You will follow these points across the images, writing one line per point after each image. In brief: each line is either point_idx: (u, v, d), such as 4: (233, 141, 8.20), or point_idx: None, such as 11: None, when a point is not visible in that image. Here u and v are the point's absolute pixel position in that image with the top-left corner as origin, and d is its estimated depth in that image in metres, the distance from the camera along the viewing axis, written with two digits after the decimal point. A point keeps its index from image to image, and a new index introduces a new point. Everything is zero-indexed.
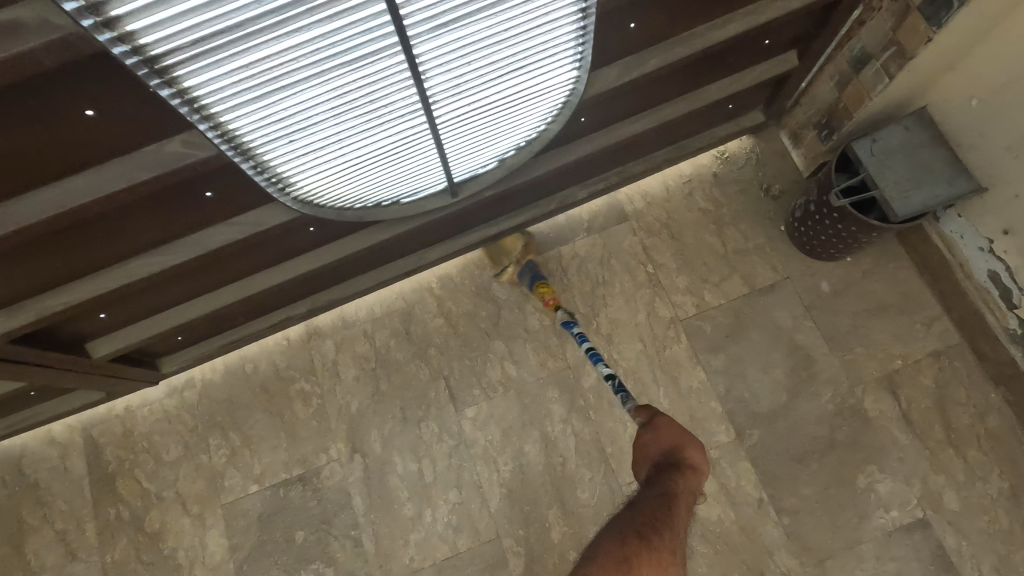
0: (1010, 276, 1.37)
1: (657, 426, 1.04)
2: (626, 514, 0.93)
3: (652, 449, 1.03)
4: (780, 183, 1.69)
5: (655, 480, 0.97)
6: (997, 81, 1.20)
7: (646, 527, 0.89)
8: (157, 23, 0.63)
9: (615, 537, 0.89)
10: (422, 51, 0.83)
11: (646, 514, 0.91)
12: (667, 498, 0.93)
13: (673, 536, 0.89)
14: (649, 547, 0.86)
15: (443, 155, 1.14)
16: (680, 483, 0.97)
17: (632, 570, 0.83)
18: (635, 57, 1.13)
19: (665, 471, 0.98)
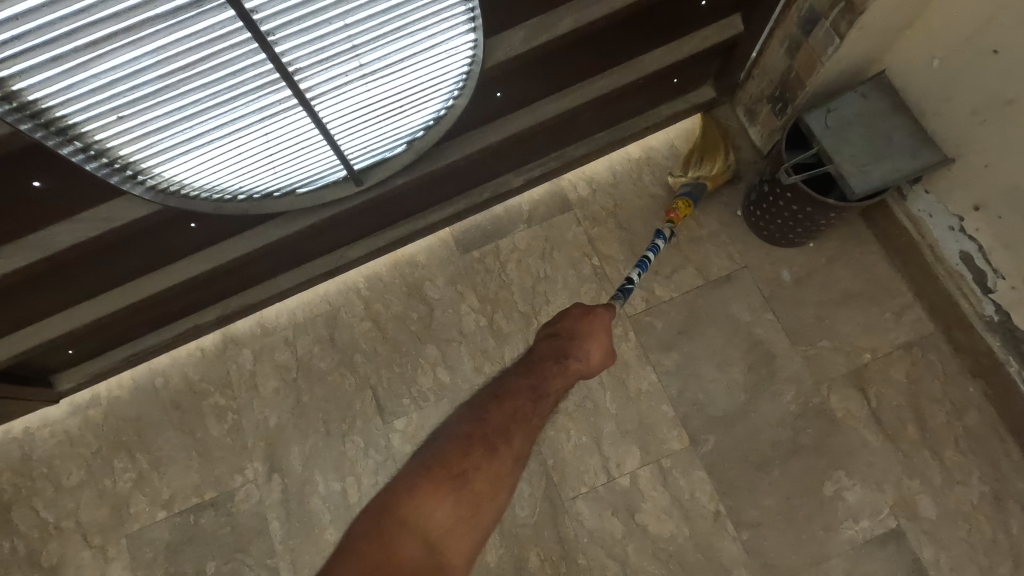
0: (983, 257, 1.24)
1: (567, 317, 1.03)
2: (489, 399, 0.92)
3: (552, 324, 1.03)
4: (737, 164, 1.54)
5: (537, 367, 0.97)
6: (958, 37, 1.06)
7: (495, 419, 0.88)
8: None
9: (462, 424, 0.88)
10: (256, 3, 0.71)
11: (503, 404, 0.91)
12: (533, 393, 0.93)
13: (525, 431, 0.89)
14: (491, 438, 0.85)
15: (331, 138, 1.00)
16: (565, 375, 0.97)
17: (466, 479, 0.79)
18: (543, 19, 1.00)
19: (547, 362, 0.97)
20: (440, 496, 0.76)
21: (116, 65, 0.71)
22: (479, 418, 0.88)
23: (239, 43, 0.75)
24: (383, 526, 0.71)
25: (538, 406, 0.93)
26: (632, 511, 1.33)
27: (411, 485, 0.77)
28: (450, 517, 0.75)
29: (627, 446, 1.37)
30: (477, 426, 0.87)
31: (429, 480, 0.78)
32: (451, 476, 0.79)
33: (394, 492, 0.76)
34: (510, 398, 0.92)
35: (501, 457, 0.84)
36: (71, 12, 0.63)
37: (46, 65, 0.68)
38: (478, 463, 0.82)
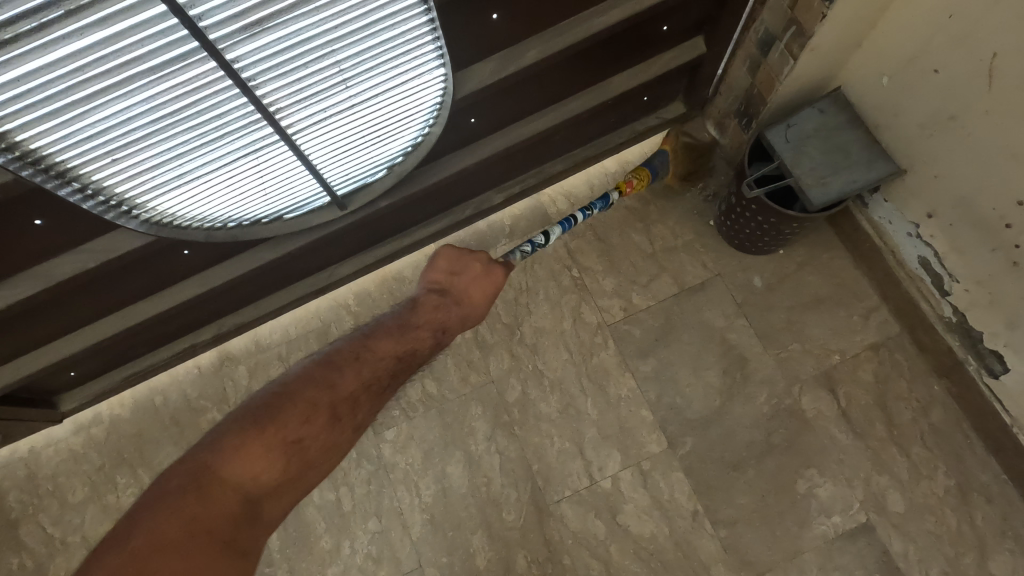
0: (939, 261, 1.30)
1: (446, 280, 1.14)
2: (337, 354, 0.98)
3: (430, 278, 1.16)
4: (709, 175, 1.61)
5: (404, 329, 1.06)
6: (903, 56, 1.13)
7: (345, 381, 0.95)
8: None
9: (304, 378, 0.93)
10: (236, 54, 0.77)
11: (351, 365, 0.97)
12: (388, 357, 1.01)
13: (376, 394, 0.97)
14: (333, 400, 0.92)
15: (313, 168, 1.07)
16: (429, 339, 1.07)
17: (246, 434, 0.83)
18: (510, 51, 1.07)
19: (423, 326, 1.08)
20: (263, 453, 0.82)
21: (108, 115, 0.77)
22: (319, 376, 0.93)
23: (222, 90, 0.81)
24: (189, 493, 0.75)
25: (399, 367, 1.02)
26: (614, 512, 1.38)
27: (230, 443, 0.81)
28: (253, 472, 0.81)
29: (609, 450, 1.42)
30: (322, 383, 0.93)
31: (256, 438, 0.83)
32: (281, 436, 0.85)
33: (214, 448, 0.80)
34: (358, 358, 0.99)
35: (339, 418, 0.91)
36: (67, 73, 0.69)
37: (45, 119, 0.74)
38: (317, 429, 0.88)
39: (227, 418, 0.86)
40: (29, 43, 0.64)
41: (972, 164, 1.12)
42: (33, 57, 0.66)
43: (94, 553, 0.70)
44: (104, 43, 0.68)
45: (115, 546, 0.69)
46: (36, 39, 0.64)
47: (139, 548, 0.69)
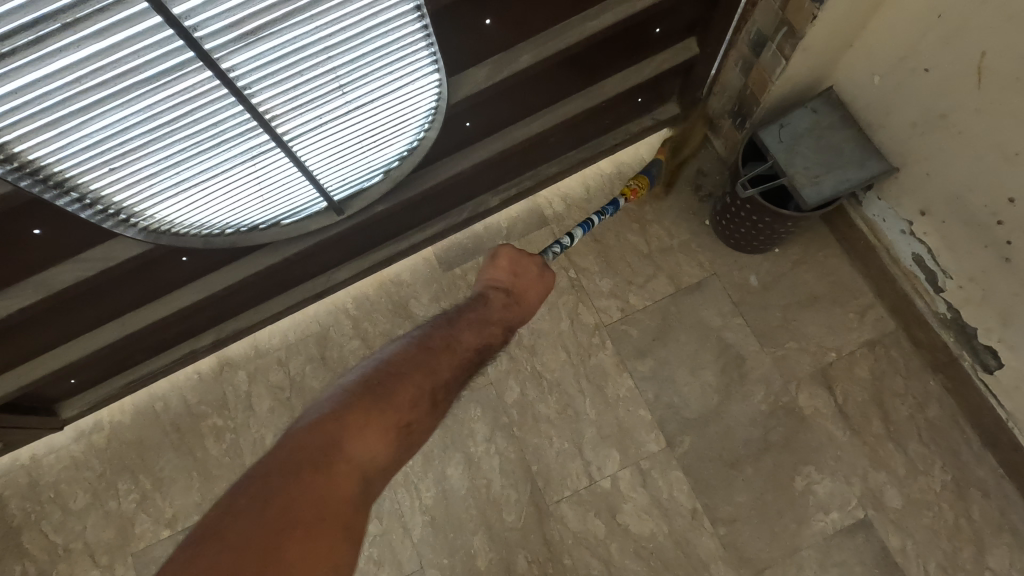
0: (933, 258, 1.31)
1: (512, 278, 1.16)
2: (427, 344, 1.00)
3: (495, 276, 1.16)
4: (704, 175, 1.62)
5: (472, 322, 1.08)
6: (894, 56, 1.13)
7: (439, 369, 0.97)
8: None
9: (403, 361, 0.95)
10: (232, 62, 0.78)
11: (441, 354, 0.99)
12: (464, 352, 1.03)
13: (458, 385, 0.99)
14: (421, 385, 0.92)
15: (309, 173, 1.07)
16: (492, 335, 1.09)
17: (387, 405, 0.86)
18: (503, 56, 1.08)
19: (494, 322, 1.10)
20: (379, 430, 0.83)
21: (106, 125, 0.78)
22: (416, 361, 0.95)
23: (218, 98, 0.82)
24: (309, 467, 0.75)
25: (471, 360, 1.03)
26: (614, 511, 1.39)
27: (348, 418, 0.82)
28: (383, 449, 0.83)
29: (607, 450, 1.43)
30: (412, 369, 0.94)
31: (375, 417, 0.84)
32: (388, 414, 0.86)
33: (337, 420, 0.81)
34: (441, 347, 1.00)
35: (434, 403, 0.92)
36: (64, 84, 0.70)
37: (43, 130, 0.74)
38: (419, 412, 0.89)
39: (347, 390, 0.87)
40: (27, 56, 0.65)
41: (963, 163, 1.13)
42: (31, 69, 0.67)
43: (207, 517, 0.72)
44: (100, 54, 0.68)
45: (256, 508, 0.71)
46: (34, 52, 0.65)
47: (271, 513, 0.71)
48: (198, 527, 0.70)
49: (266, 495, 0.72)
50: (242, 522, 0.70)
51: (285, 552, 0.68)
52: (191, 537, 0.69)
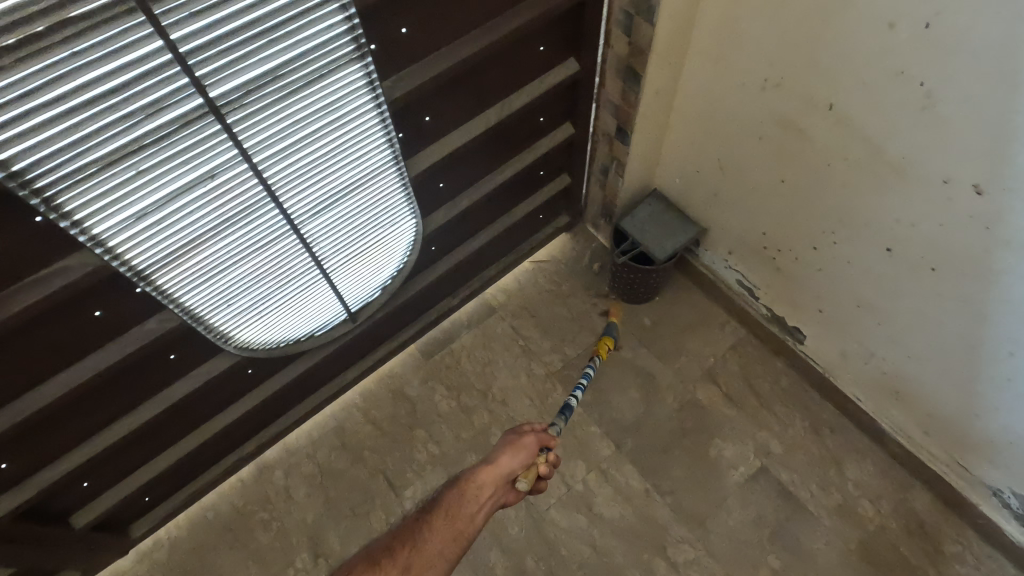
0: (746, 279, 1.98)
1: (531, 443, 1.33)
2: (422, 529, 1.16)
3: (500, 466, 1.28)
4: (597, 258, 2.31)
5: (450, 496, 1.23)
6: (680, 166, 1.91)
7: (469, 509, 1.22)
8: (153, 253, 1.13)
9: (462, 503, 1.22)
10: (306, 229, 1.36)
11: (440, 526, 1.17)
12: (453, 541, 1.15)
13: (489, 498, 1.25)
14: (385, 559, 1.09)
15: (338, 293, 1.62)
16: (500, 492, 1.27)
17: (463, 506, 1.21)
18: (452, 202, 1.74)
19: (479, 504, 1.23)
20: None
21: (235, 276, 1.31)
22: (409, 533, 1.13)
23: (295, 251, 1.38)
24: (410, 532, 1.15)
25: (456, 543, 1.15)
26: (590, 505, 1.84)
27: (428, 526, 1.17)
28: (453, 518, 1.19)
29: (575, 461, 1.91)
30: (415, 534, 1.14)
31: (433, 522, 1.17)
32: (397, 566, 1.08)
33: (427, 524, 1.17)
34: (451, 518, 1.18)
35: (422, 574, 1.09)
36: (223, 255, 1.24)
37: (202, 284, 1.27)
38: (450, 518, 1.19)
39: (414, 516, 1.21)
40: (212, 243, 1.20)
41: (735, 217, 1.85)
42: (211, 249, 1.21)
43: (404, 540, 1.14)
44: (245, 235, 1.25)
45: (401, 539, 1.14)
46: (216, 240, 1.20)
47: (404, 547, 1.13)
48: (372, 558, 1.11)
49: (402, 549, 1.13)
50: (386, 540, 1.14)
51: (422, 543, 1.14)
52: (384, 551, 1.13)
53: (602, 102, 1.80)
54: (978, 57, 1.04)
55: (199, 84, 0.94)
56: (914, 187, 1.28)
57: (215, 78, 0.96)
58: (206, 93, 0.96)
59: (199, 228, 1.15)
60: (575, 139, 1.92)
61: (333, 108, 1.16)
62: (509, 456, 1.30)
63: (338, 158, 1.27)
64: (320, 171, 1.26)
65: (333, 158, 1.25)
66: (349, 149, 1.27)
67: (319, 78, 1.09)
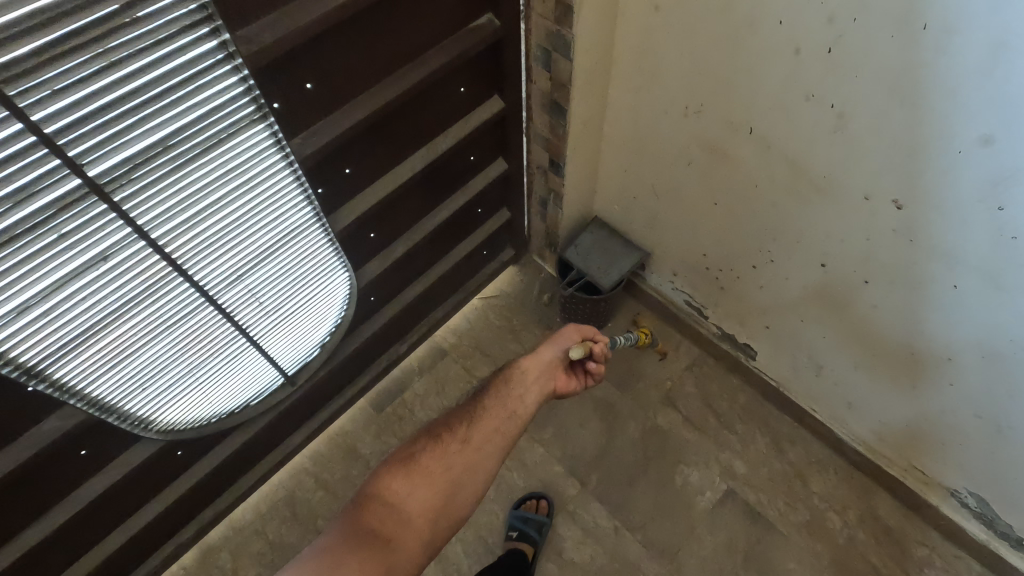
0: (694, 299, 1.97)
1: (574, 331, 1.40)
2: (477, 411, 1.24)
3: (547, 354, 1.37)
4: (547, 290, 2.28)
5: (499, 382, 1.31)
6: (617, 193, 1.90)
7: (518, 399, 1.28)
8: (42, 347, 1.02)
9: (506, 392, 1.28)
10: (224, 298, 1.27)
11: (494, 405, 1.25)
12: (505, 419, 1.23)
13: (540, 386, 1.32)
14: (447, 434, 1.18)
15: (270, 359, 1.52)
16: (546, 377, 1.35)
17: (510, 389, 1.29)
18: (385, 252, 1.68)
19: (528, 386, 1.30)
20: (428, 483, 1.11)
21: (146, 358, 1.21)
22: (463, 417, 1.22)
23: (215, 321, 1.29)
24: (458, 424, 1.21)
25: (512, 422, 1.23)
26: (559, 550, 1.77)
27: (463, 428, 1.20)
28: (503, 405, 1.25)
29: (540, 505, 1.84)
30: (470, 415, 1.23)
31: (466, 427, 1.20)
32: (456, 441, 1.17)
33: (454, 435, 1.19)
34: (502, 397, 1.27)
35: (481, 444, 1.18)
36: (130, 336, 1.14)
37: (108, 371, 1.16)
38: (496, 407, 1.25)
39: (447, 417, 1.24)
40: (112, 327, 1.10)
41: (675, 240, 1.85)
42: (113, 333, 1.11)
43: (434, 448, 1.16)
44: (152, 313, 1.15)
45: (440, 441, 1.17)
46: (117, 323, 1.10)
47: (449, 443, 1.17)
48: (419, 454, 1.15)
49: (454, 435, 1.19)
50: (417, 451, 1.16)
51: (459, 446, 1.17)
52: (425, 450, 1.16)
53: (531, 136, 1.78)
54: (882, 78, 1.05)
55: (73, 164, 0.86)
56: (839, 204, 1.29)
57: (92, 156, 0.88)
58: (84, 173, 0.88)
59: (96, 314, 1.05)
60: (509, 175, 1.89)
61: (237, 174, 1.10)
62: (553, 345, 1.38)
63: (250, 225, 1.19)
64: (232, 237, 1.18)
65: (245, 222, 1.18)
66: (262, 213, 1.20)
67: (216, 145, 1.02)
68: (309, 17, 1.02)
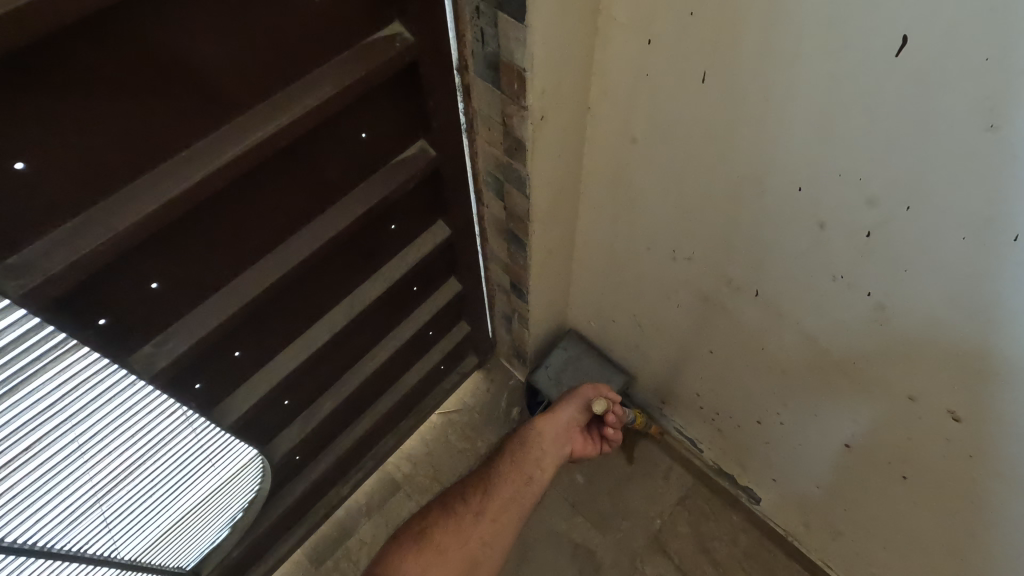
0: (686, 429, 1.68)
1: (591, 388, 1.33)
2: (492, 476, 1.19)
3: (564, 414, 1.32)
4: (517, 401, 1.97)
5: (513, 445, 1.25)
6: (593, 312, 1.60)
7: (537, 464, 1.23)
8: None
9: (521, 456, 1.23)
10: (81, 543, 0.98)
11: (510, 471, 1.20)
12: (521, 486, 1.17)
13: (557, 449, 1.28)
14: (462, 507, 1.13)
15: (161, 565, 1.23)
16: (563, 439, 1.30)
17: (527, 451, 1.24)
18: (308, 411, 1.37)
19: (546, 453, 1.25)
20: (444, 562, 1.03)
21: None
22: (477, 486, 1.16)
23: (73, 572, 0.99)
24: (474, 493, 1.16)
25: (529, 489, 1.19)
26: None
27: (480, 495, 1.15)
28: (519, 472, 1.20)
29: None
30: (485, 483, 1.17)
31: (484, 496, 1.15)
32: (471, 512, 1.12)
33: (470, 504, 1.13)
34: (520, 462, 1.22)
35: (498, 515, 1.13)
36: None
37: None
38: (516, 472, 1.20)
39: (463, 483, 1.19)
40: None
41: (663, 371, 1.54)
42: None
43: (449, 520, 1.10)
44: None
45: (456, 512, 1.12)
46: None
47: (466, 513, 1.12)
48: (433, 530, 1.08)
49: (470, 508, 1.13)
50: (433, 524, 1.09)
51: (475, 518, 1.11)
52: (440, 525, 1.09)
53: (488, 255, 1.47)
54: (940, 283, 0.76)
55: None
56: (872, 398, 1.01)
57: None
58: None
59: None
60: (466, 294, 1.58)
61: (73, 424, 0.82)
62: (571, 404, 1.32)
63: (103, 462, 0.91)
64: (74, 482, 0.89)
65: (89, 460, 0.89)
66: (117, 441, 0.91)
67: (36, 408, 0.75)
68: (166, 199, 0.74)
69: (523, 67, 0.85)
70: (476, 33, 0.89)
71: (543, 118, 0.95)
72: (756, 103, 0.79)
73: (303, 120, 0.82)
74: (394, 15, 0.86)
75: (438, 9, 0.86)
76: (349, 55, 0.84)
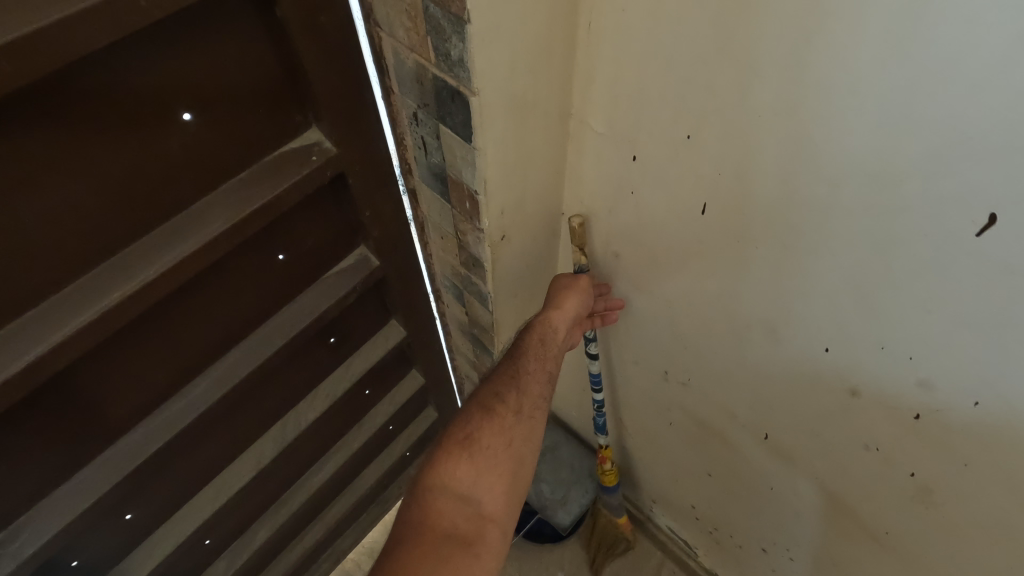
0: (680, 530, 1.46)
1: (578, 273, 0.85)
2: (511, 372, 0.76)
3: (576, 300, 0.83)
4: None
5: (526, 349, 0.79)
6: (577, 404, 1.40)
7: (557, 354, 0.82)
8: None
9: (535, 346, 0.80)
10: None
11: (535, 351, 0.80)
12: (548, 373, 0.79)
13: (575, 333, 0.85)
14: (494, 409, 0.71)
15: None
16: (574, 333, 0.85)
17: (540, 351, 0.80)
18: (240, 539, 1.17)
19: (562, 335, 0.82)
20: (492, 474, 0.66)
21: None
22: (496, 392, 0.73)
23: None
24: (498, 395, 0.73)
25: (553, 382, 0.79)
26: None
27: (504, 400, 0.72)
28: (546, 368, 0.79)
29: None
30: (504, 379, 0.75)
31: (514, 396, 0.73)
32: (511, 411, 0.71)
33: (491, 412, 0.71)
34: (538, 354, 0.79)
35: (535, 413, 0.73)
36: None
37: None
38: (537, 368, 0.78)
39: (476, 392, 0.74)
40: None
41: (652, 475, 1.34)
42: None
43: (473, 430, 0.69)
44: None
45: (486, 422, 0.69)
46: None
47: (497, 415, 0.71)
48: (460, 451, 0.67)
49: (501, 411, 0.71)
50: (459, 444, 0.68)
51: (510, 424, 0.70)
52: (462, 440, 0.68)
53: (454, 349, 1.28)
54: (1011, 487, 0.59)
55: None
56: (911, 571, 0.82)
57: None
58: None
59: None
60: (431, 385, 1.39)
61: None
62: (576, 296, 0.83)
63: None
64: None
65: None
66: None
67: None
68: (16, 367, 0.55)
69: (474, 188, 0.67)
70: (417, 139, 0.71)
71: (504, 237, 0.77)
72: (771, 251, 0.61)
73: (187, 263, 0.62)
74: (312, 122, 0.67)
75: (367, 112, 0.68)
76: (251, 173, 0.65)
